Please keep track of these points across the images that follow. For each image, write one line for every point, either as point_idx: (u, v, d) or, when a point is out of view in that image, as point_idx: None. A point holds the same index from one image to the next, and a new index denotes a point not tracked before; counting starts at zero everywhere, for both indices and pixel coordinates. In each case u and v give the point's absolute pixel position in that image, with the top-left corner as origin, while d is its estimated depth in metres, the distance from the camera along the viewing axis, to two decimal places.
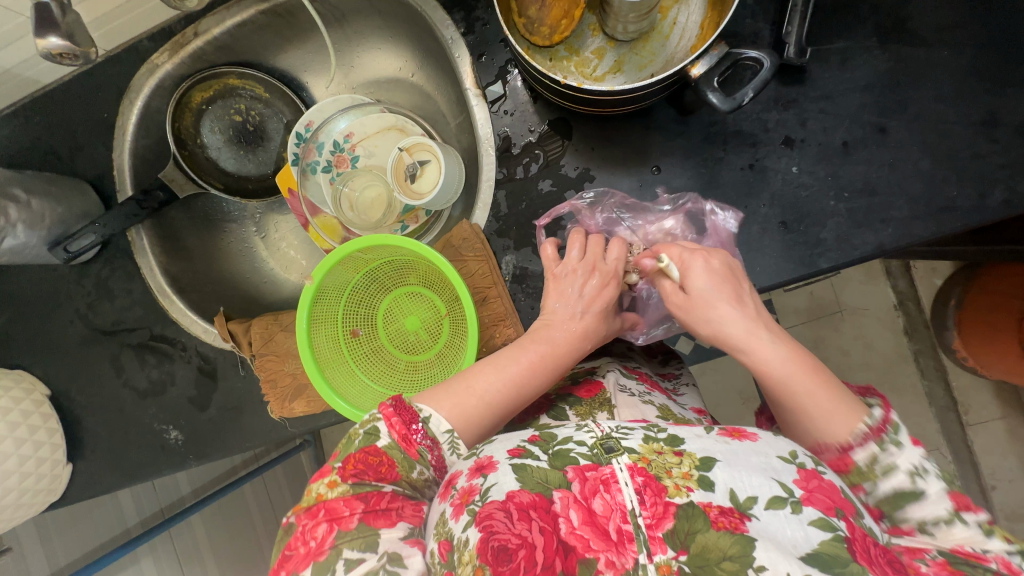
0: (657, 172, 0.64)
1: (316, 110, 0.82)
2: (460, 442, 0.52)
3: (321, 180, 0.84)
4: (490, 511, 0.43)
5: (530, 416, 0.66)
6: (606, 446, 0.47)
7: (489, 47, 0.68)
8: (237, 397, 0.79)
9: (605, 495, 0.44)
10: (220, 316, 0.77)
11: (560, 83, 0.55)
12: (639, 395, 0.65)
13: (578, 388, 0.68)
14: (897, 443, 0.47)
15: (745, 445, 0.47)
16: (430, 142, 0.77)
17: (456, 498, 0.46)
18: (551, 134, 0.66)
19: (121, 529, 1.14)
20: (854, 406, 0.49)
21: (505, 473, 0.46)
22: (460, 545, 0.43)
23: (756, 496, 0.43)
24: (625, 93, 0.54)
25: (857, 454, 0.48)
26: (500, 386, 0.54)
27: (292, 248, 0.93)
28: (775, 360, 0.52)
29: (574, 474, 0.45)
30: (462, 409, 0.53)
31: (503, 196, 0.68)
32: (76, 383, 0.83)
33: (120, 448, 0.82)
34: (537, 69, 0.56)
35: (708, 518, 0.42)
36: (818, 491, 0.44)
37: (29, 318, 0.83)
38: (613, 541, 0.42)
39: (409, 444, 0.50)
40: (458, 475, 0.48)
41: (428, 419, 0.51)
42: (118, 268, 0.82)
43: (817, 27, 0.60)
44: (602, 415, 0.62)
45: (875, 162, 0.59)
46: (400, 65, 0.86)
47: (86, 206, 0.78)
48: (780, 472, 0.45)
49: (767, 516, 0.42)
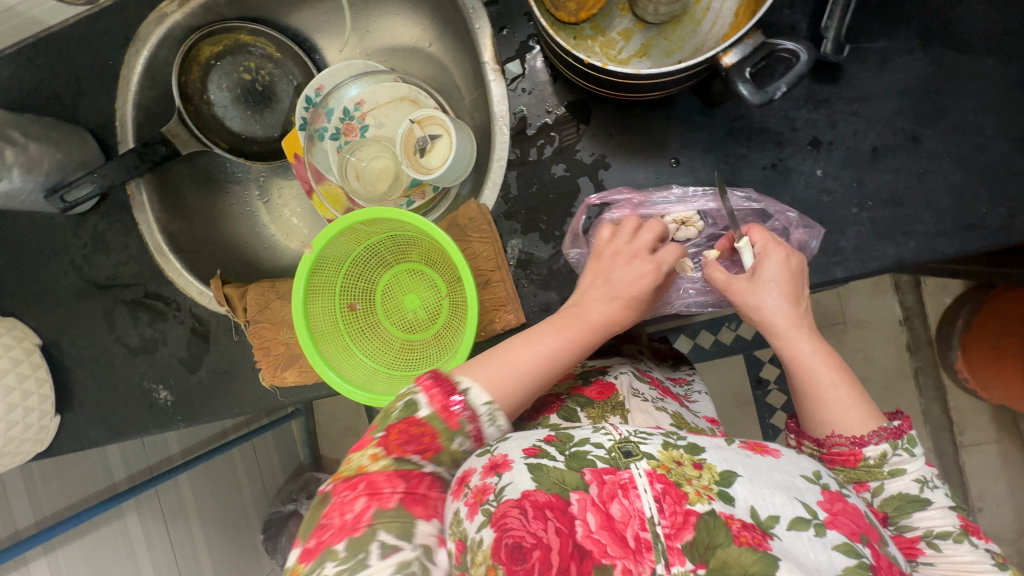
0: (675, 165, 0.62)
1: (327, 75, 0.80)
2: (498, 414, 0.51)
3: (327, 148, 0.81)
4: (505, 510, 0.42)
5: (540, 415, 0.64)
6: (624, 450, 0.45)
7: (511, 19, 0.65)
8: (229, 361, 0.77)
9: (623, 500, 0.42)
10: (216, 279, 0.76)
11: (583, 62, 0.53)
12: (652, 401, 0.65)
13: (590, 387, 0.67)
14: (910, 450, 0.49)
15: (767, 461, 0.47)
16: (442, 115, 0.75)
17: (470, 497, 0.44)
18: (568, 118, 0.64)
19: (108, 483, 1.15)
20: (874, 410, 0.50)
21: (520, 472, 0.44)
22: (474, 546, 0.42)
23: (779, 515, 0.42)
24: (651, 78, 0.52)
25: (868, 450, 0.49)
26: (534, 363, 0.53)
27: (294, 215, 0.91)
28: (807, 354, 0.52)
29: (592, 477, 0.44)
30: (496, 380, 0.52)
31: (514, 177, 0.65)
32: (68, 335, 0.82)
33: (109, 403, 0.81)
34: (561, 45, 0.53)
35: (729, 532, 0.41)
36: (842, 514, 0.43)
37: (23, 266, 0.82)
38: (631, 548, 0.40)
39: (449, 416, 0.50)
40: (471, 472, 0.47)
41: (468, 391, 0.51)
42: (116, 222, 0.80)
43: (859, 24, 0.57)
44: (615, 418, 0.61)
45: (904, 171, 0.57)
46: (418, 33, 0.83)
47: (86, 155, 0.75)
48: (803, 493, 0.44)
49: (789, 537, 0.41)
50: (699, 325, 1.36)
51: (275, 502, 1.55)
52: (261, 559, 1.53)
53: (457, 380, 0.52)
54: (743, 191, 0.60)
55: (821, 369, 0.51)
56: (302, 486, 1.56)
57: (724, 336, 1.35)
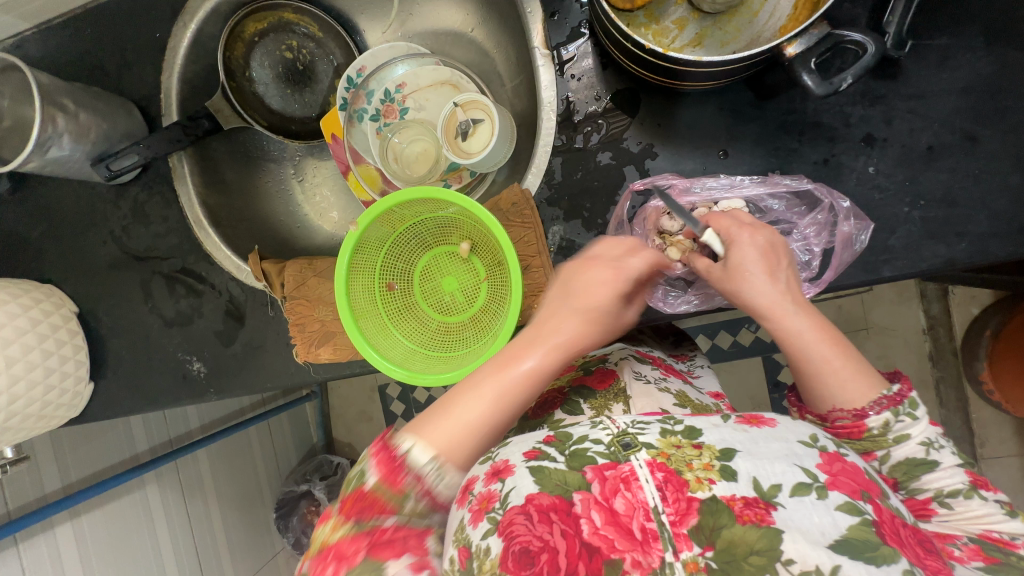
0: (723, 157, 0.61)
1: (370, 57, 0.80)
2: (444, 468, 0.49)
3: (367, 130, 0.81)
4: (512, 518, 0.43)
5: (545, 412, 0.66)
6: (623, 443, 0.46)
7: (562, 5, 0.65)
8: (263, 336, 0.78)
9: (626, 494, 0.42)
10: (254, 255, 0.76)
11: (644, 47, 0.52)
12: (655, 383, 0.65)
13: (590, 377, 0.68)
14: (911, 415, 0.49)
15: (764, 432, 0.47)
16: (486, 100, 0.74)
17: (475, 505, 0.46)
18: (616, 107, 0.63)
19: (130, 454, 1.17)
20: (871, 377, 0.50)
21: (523, 476, 0.46)
22: (481, 553, 0.43)
23: (781, 483, 0.42)
24: (711, 65, 0.51)
25: (870, 420, 0.49)
26: (489, 408, 0.51)
27: (326, 195, 0.91)
28: (797, 330, 0.51)
29: (593, 475, 0.44)
30: (451, 444, 0.50)
31: (559, 163, 0.65)
32: (105, 304, 0.83)
33: (142, 372, 0.82)
34: (621, 30, 0.53)
35: (733, 512, 0.41)
36: (841, 475, 0.43)
37: (62, 234, 0.83)
38: (638, 540, 0.41)
39: (393, 478, 0.48)
40: (475, 480, 0.48)
41: (410, 450, 0.49)
42: (156, 194, 0.81)
43: (920, 20, 0.56)
44: (618, 406, 0.62)
45: (960, 171, 0.56)
46: (461, 17, 0.83)
47: (130, 126, 0.76)
48: (802, 458, 0.44)
49: (792, 504, 0.41)
50: (719, 324, 1.36)
51: (288, 482, 1.57)
52: (273, 538, 1.55)
53: (401, 439, 0.49)
54: (791, 180, 0.59)
55: (815, 342, 0.50)
56: (315, 468, 1.59)
57: (744, 337, 1.35)
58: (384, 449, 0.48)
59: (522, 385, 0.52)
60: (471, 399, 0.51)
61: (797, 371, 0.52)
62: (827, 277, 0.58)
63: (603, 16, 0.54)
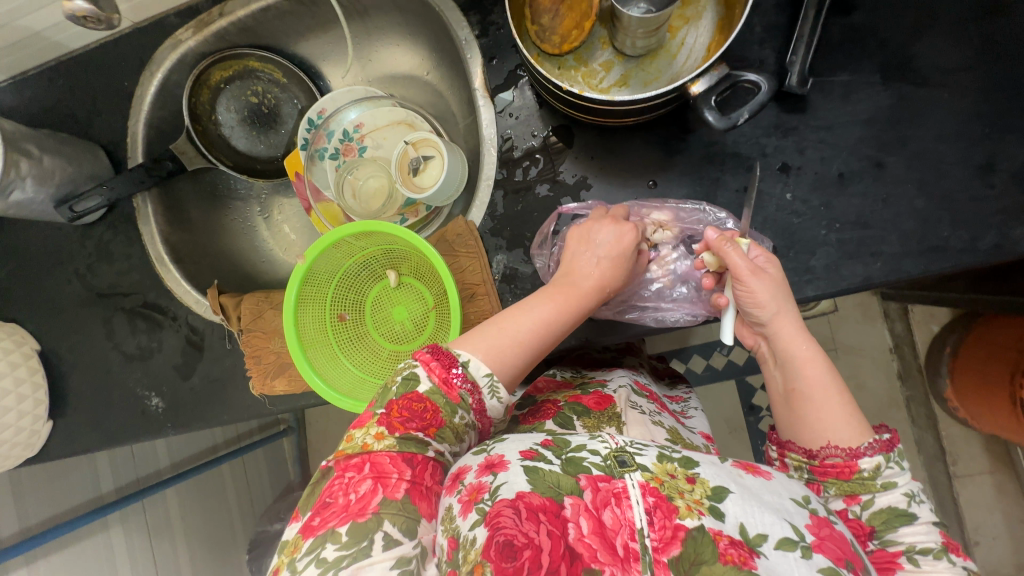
0: (653, 187, 0.65)
1: (330, 100, 0.85)
2: (499, 385, 0.53)
3: (327, 167, 0.86)
4: (499, 509, 0.44)
5: (537, 418, 0.67)
6: (619, 460, 0.48)
7: (501, 50, 0.68)
8: (221, 369, 0.78)
9: (615, 508, 0.45)
10: (213, 289, 0.77)
11: (562, 89, 0.56)
12: (649, 414, 0.68)
13: (587, 397, 0.70)
14: (900, 463, 0.51)
15: (759, 481, 0.49)
16: (436, 138, 0.78)
17: (465, 495, 0.47)
18: (553, 140, 0.67)
19: (96, 494, 1.15)
20: (862, 425, 0.52)
21: (516, 473, 0.47)
22: (467, 543, 0.44)
23: (767, 534, 0.44)
24: (627, 104, 0.55)
25: (862, 462, 0.51)
26: (533, 327, 0.55)
27: (293, 231, 0.94)
28: (802, 347, 0.55)
29: (586, 483, 0.46)
30: (497, 351, 0.54)
31: (501, 196, 0.68)
32: (69, 342, 0.85)
33: (104, 408, 0.83)
34: (542, 75, 0.57)
35: (716, 549, 0.43)
36: (829, 540, 0.45)
37: (31, 274, 0.86)
38: (619, 556, 0.43)
39: (449, 389, 0.52)
40: (466, 470, 0.50)
41: (468, 364, 0.52)
42: (121, 233, 0.83)
43: (823, 59, 0.61)
44: (610, 430, 0.65)
45: (870, 196, 0.60)
46: (416, 62, 0.88)
47: (96, 168, 0.79)
48: (792, 515, 0.46)
49: (775, 556, 0.43)
50: (691, 349, 1.39)
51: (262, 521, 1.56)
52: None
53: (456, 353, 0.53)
54: (714, 212, 0.62)
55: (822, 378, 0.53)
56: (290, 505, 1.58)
57: (716, 360, 1.37)
58: (443, 356, 0.51)
59: (554, 326, 0.56)
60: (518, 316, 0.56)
61: (798, 406, 0.54)
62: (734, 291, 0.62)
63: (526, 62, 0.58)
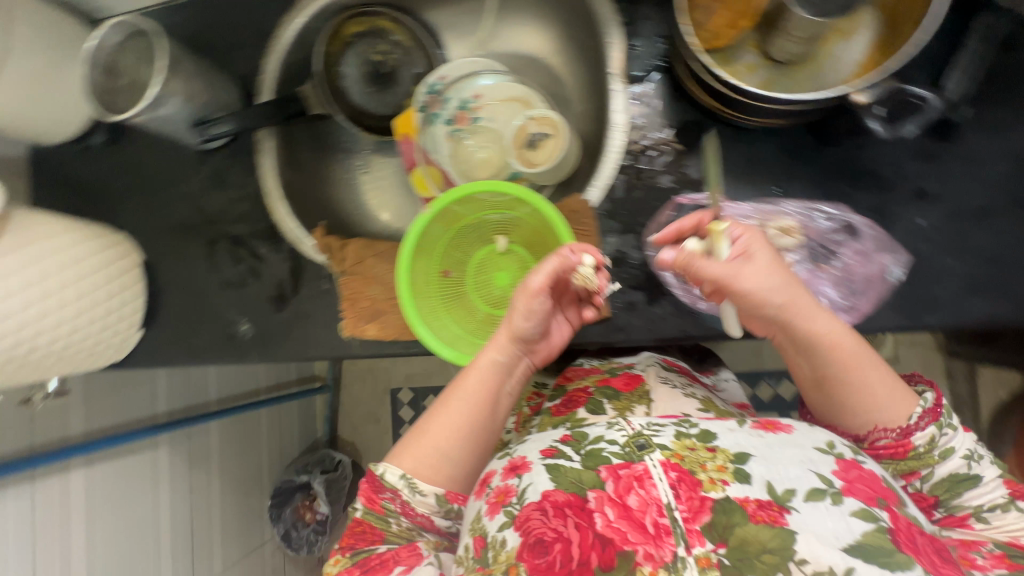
0: (781, 193, 0.64)
1: (453, 67, 0.88)
2: (416, 482, 0.62)
3: (440, 131, 0.88)
4: (529, 513, 0.53)
5: (569, 409, 0.78)
6: (637, 445, 0.56)
7: (644, 40, 0.70)
8: (312, 306, 0.81)
9: (639, 491, 0.51)
10: (319, 229, 0.81)
11: (722, 79, 0.58)
12: (680, 387, 0.78)
13: (616, 380, 0.80)
14: (953, 428, 0.59)
15: (779, 438, 0.55)
16: (557, 117, 0.79)
17: (492, 497, 0.57)
18: (683, 134, 0.67)
19: (151, 412, 1.19)
20: (906, 393, 0.59)
21: (540, 474, 0.55)
22: (497, 544, 0.53)
23: (795, 488, 0.50)
24: (786, 103, 0.57)
25: (916, 437, 0.58)
26: (451, 429, 0.63)
27: (384, 190, 0.98)
28: (823, 331, 0.56)
29: (608, 474, 0.53)
30: (423, 462, 0.62)
31: (621, 180, 0.69)
32: (170, 258, 0.89)
33: (193, 327, 0.87)
34: (705, 63, 0.58)
35: (746, 512, 0.49)
36: (857, 482, 0.51)
37: (146, 190, 0.90)
38: (651, 534, 0.49)
39: (374, 503, 0.64)
40: (493, 475, 0.60)
41: (385, 473, 0.63)
42: (238, 163, 0.86)
43: (978, 91, 0.60)
44: (640, 407, 0.74)
45: (1006, 234, 0.59)
46: (540, 44, 0.90)
47: (229, 98, 0.83)
48: (819, 465, 0.52)
49: (807, 508, 0.48)
50: None
51: (289, 471, 1.59)
52: (263, 526, 1.54)
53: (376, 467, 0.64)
54: (850, 216, 0.62)
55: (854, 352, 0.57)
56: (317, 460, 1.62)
57: None
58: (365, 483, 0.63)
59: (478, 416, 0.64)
60: (442, 416, 0.64)
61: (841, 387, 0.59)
62: (864, 308, 0.60)
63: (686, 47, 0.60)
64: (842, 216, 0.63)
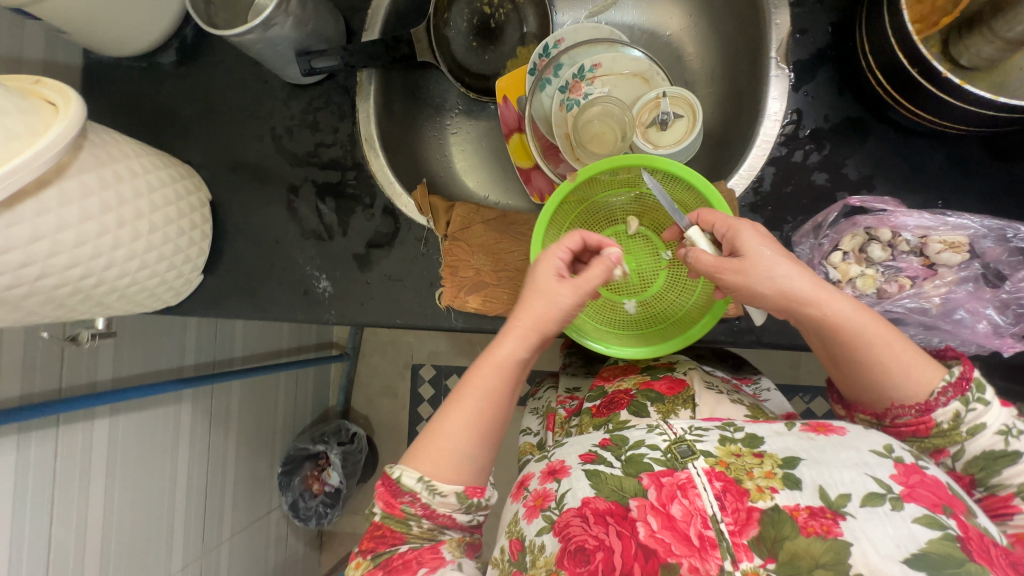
0: (943, 205, 0.61)
1: (572, 31, 0.81)
2: (435, 483, 0.54)
3: (553, 98, 0.81)
4: (568, 518, 0.47)
5: (610, 410, 0.66)
6: (680, 450, 0.49)
7: (813, 25, 0.65)
8: (406, 270, 0.75)
9: (683, 500, 0.45)
10: (421, 188, 0.76)
11: (941, 75, 0.52)
12: (727, 393, 0.66)
13: (658, 382, 0.68)
14: (981, 401, 0.49)
15: (831, 441, 0.48)
16: (691, 97, 0.74)
17: (531, 500, 0.51)
18: (845, 130, 0.64)
19: (177, 365, 1.10)
20: (931, 365, 0.50)
21: (579, 478, 0.49)
22: (535, 547, 0.47)
23: (849, 494, 0.42)
24: (1001, 108, 0.51)
25: (942, 415, 0.50)
26: (466, 426, 0.56)
27: (461, 155, 0.91)
28: (847, 314, 0.51)
29: (649, 480, 0.47)
30: (441, 460, 0.55)
31: (771, 172, 0.65)
32: (239, 199, 0.80)
33: (260, 277, 0.79)
34: (922, 54, 0.52)
35: (797, 523, 0.42)
36: (920, 487, 0.42)
37: (218, 120, 0.81)
38: (696, 547, 0.43)
39: (393, 508, 0.55)
40: (531, 477, 0.54)
41: (400, 476, 0.54)
42: (333, 104, 0.79)
43: None
44: (685, 411, 0.63)
45: None
46: (669, 17, 0.83)
47: (333, 30, 0.75)
48: (874, 469, 0.44)
49: (863, 515, 0.41)
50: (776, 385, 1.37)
51: (302, 438, 1.52)
52: (272, 494, 1.47)
53: (392, 468, 0.55)
54: None
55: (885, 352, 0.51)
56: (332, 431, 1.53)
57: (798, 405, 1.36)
58: (384, 484, 0.55)
59: (493, 407, 0.57)
60: (455, 414, 0.57)
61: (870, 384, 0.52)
62: None
63: (897, 33, 0.54)
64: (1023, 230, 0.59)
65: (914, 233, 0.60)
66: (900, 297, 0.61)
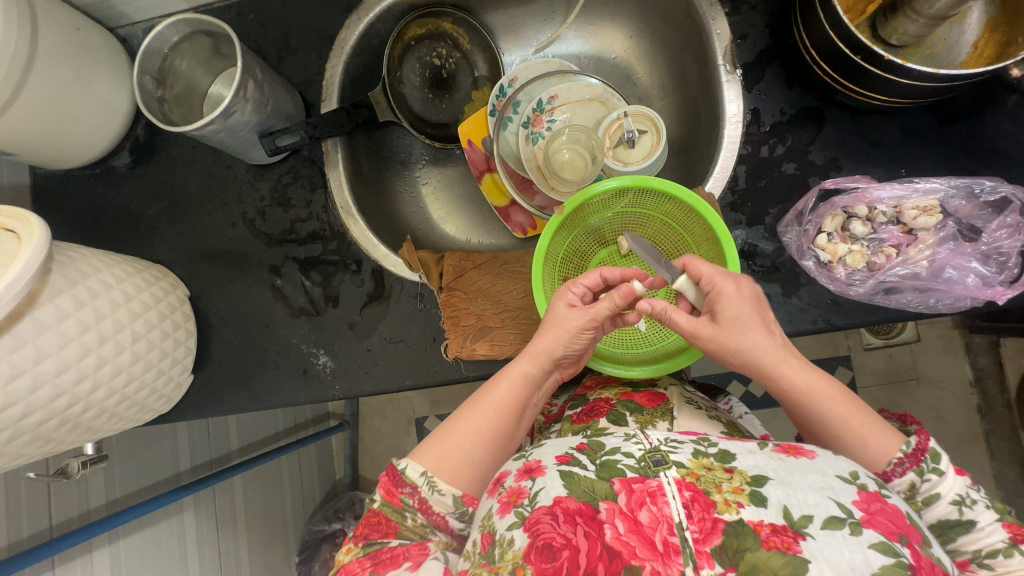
0: (907, 173, 0.66)
1: (523, 68, 0.83)
2: (437, 480, 0.53)
3: (517, 135, 0.83)
4: (538, 516, 0.43)
5: (590, 417, 0.63)
6: (653, 459, 0.45)
7: (752, 30, 0.70)
8: (404, 329, 0.73)
9: (652, 507, 0.42)
10: (409, 244, 0.76)
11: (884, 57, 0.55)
12: (706, 409, 0.65)
13: (639, 394, 0.66)
14: (938, 471, 0.48)
15: (800, 462, 0.45)
16: (652, 113, 0.77)
17: (504, 497, 0.47)
18: (802, 120, 0.67)
19: (173, 472, 1.03)
20: (884, 435, 0.50)
21: (553, 478, 0.46)
22: (504, 542, 0.43)
23: (812, 514, 0.40)
24: (944, 80, 0.55)
25: (894, 483, 0.49)
26: (474, 440, 0.57)
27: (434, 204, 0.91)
28: (808, 386, 0.53)
29: (620, 486, 0.44)
30: (445, 462, 0.55)
31: (743, 170, 0.68)
32: (219, 289, 0.78)
33: (254, 365, 0.76)
34: (862, 42, 0.55)
35: (758, 537, 0.39)
36: (880, 515, 0.40)
37: (183, 215, 0.79)
38: (659, 552, 0.40)
39: (393, 496, 0.53)
40: (506, 474, 0.50)
41: (405, 467, 0.54)
42: (302, 178, 0.78)
43: None
44: (663, 424, 0.61)
45: None
46: (613, 39, 0.86)
47: (293, 106, 0.76)
48: (838, 492, 0.41)
49: (823, 536, 0.38)
50: None
51: (315, 520, 1.43)
52: None
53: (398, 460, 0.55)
54: (993, 185, 0.63)
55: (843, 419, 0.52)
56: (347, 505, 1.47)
57: None
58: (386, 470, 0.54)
59: (502, 425, 0.59)
60: (466, 419, 0.58)
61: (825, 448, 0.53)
62: None
63: (835, 26, 0.57)
64: (986, 182, 0.63)
65: (889, 205, 0.65)
66: (890, 267, 0.64)
